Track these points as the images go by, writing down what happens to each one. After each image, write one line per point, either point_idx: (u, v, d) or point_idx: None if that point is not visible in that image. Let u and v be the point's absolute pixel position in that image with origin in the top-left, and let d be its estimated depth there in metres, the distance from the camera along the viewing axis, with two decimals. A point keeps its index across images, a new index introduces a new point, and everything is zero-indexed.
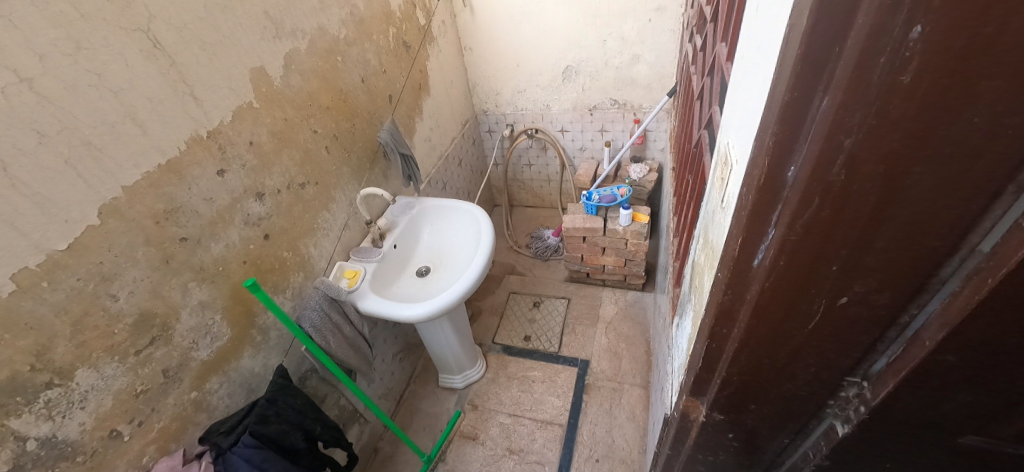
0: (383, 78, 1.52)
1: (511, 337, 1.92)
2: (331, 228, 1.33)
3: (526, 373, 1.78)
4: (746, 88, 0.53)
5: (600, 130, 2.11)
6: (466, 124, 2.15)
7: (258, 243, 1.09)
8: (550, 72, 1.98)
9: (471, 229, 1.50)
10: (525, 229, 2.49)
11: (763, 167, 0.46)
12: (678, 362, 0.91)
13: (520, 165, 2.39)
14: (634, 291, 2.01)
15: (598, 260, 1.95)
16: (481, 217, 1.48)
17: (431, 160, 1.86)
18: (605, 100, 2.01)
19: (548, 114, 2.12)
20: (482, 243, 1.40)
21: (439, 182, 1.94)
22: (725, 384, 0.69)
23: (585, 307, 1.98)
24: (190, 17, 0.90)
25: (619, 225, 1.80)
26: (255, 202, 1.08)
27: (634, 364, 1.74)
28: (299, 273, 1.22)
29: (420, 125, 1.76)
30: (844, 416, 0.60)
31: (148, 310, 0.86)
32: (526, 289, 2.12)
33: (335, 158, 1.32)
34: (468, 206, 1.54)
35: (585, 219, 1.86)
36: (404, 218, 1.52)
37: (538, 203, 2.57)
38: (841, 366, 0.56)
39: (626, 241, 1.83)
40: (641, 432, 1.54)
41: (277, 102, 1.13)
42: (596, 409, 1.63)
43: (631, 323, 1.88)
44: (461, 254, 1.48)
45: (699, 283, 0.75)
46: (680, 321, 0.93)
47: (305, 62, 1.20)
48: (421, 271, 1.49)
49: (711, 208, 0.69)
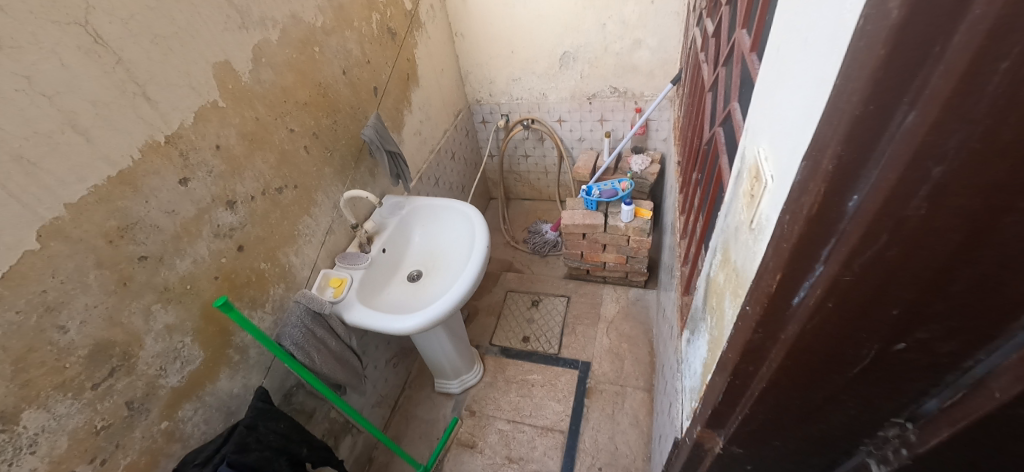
0: (367, 69, 1.41)
1: (509, 338, 1.85)
2: (314, 233, 1.24)
3: (525, 377, 1.71)
4: (787, 91, 0.44)
5: (599, 119, 2.01)
6: (459, 115, 2.04)
7: (231, 256, 1.00)
8: (546, 59, 1.86)
9: (465, 229, 1.41)
10: (523, 223, 2.40)
11: (813, 194, 0.37)
12: (692, 383, 0.83)
13: (516, 157, 2.28)
14: (637, 288, 1.93)
15: (598, 257, 1.87)
16: (475, 217, 1.39)
17: (422, 155, 1.76)
18: (604, 88, 1.90)
19: (545, 103, 2.01)
20: (478, 244, 1.31)
21: (431, 178, 1.84)
22: (748, 422, 0.61)
23: (585, 305, 1.91)
24: (137, 7, 0.80)
25: (620, 222, 1.72)
26: (226, 211, 0.98)
27: (636, 366, 1.67)
28: (279, 284, 1.13)
29: (409, 118, 1.65)
30: (880, 456, 0.53)
31: (105, 339, 0.78)
32: (524, 287, 2.04)
33: (315, 159, 1.22)
34: (461, 205, 1.44)
35: (585, 214, 1.78)
36: (393, 220, 1.44)
37: (535, 196, 2.47)
38: (881, 407, 0.48)
39: (627, 238, 1.74)
40: (645, 438, 1.48)
41: (248, 100, 1.02)
42: (598, 414, 1.57)
43: (633, 322, 1.81)
44: (455, 255, 1.39)
45: (717, 305, 0.68)
46: (693, 338, 0.86)
47: (278, 54, 1.10)
48: (413, 276, 1.40)
49: (736, 224, 0.60)
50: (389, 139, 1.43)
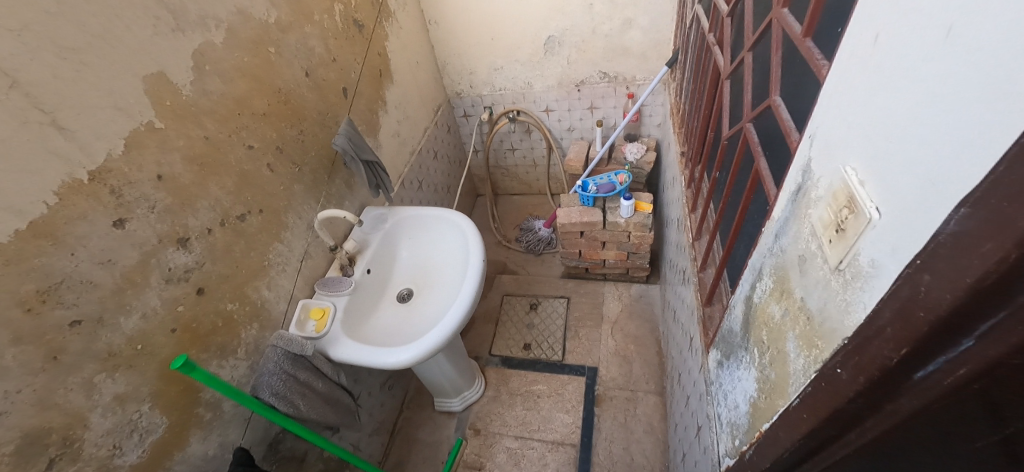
0: (333, 69, 1.25)
1: (509, 346, 1.74)
2: (288, 261, 1.09)
3: (529, 388, 1.61)
4: (907, 102, 0.33)
5: (590, 107, 1.88)
6: (439, 110, 1.88)
7: (191, 302, 0.86)
8: (530, 45, 1.72)
9: (456, 241, 1.28)
10: (513, 220, 2.27)
11: (984, 258, 0.26)
12: (732, 417, 0.74)
13: (502, 151, 2.14)
14: (639, 284, 1.84)
15: (598, 255, 1.76)
16: (467, 227, 1.26)
17: (402, 158, 1.61)
18: (593, 74, 1.77)
19: (531, 93, 1.87)
20: (473, 258, 1.19)
21: (413, 182, 1.69)
22: None
23: (586, 306, 1.81)
24: (32, 14, 0.63)
25: (620, 218, 1.61)
26: (178, 250, 0.83)
27: (646, 369, 1.59)
28: (252, 324, 0.99)
29: (385, 119, 1.50)
30: None
31: (37, 427, 0.64)
32: (521, 290, 1.93)
33: (282, 177, 1.07)
34: (449, 213, 1.31)
35: (582, 211, 1.66)
36: (376, 235, 1.30)
37: (525, 190, 2.34)
38: None
39: (629, 234, 1.64)
40: (661, 446, 1.41)
41: (193, 117, 0.86)
42: (610, 423, 1.49)
43: (638, 321, 1.72)
44: (448, 269, 1.26)
45: (774, 340, 0.57)
46: (730, 364, 0.76)
47: (226, 59, 0.93)
48: (403, 295, 1.26)
49: (803, 252, 0.50)
50: (365, 146, 1.27)
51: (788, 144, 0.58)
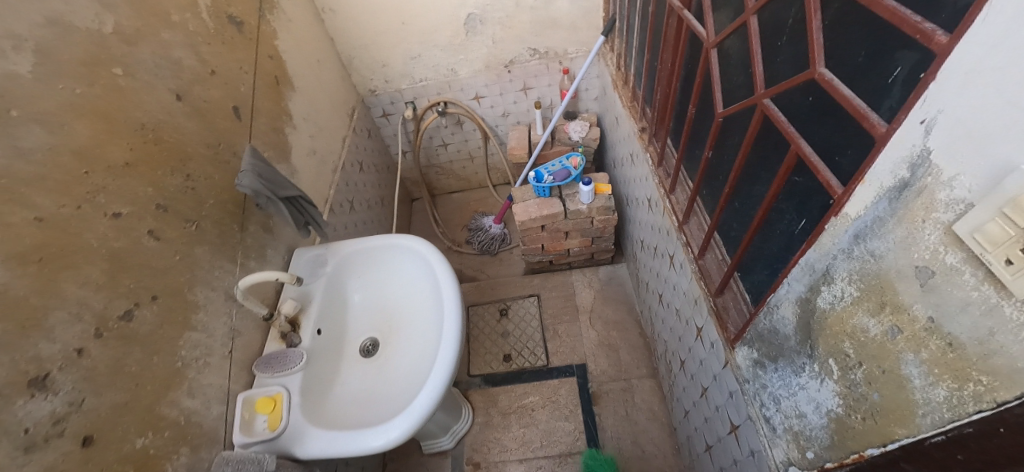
0: (215, 85, 0.95)
1: (488, 362, 1.59)
2: (212, 349, 0.83)
3: (521, 404, 1.48)
4: None
5: (523, 88, 1.72)
6: (354, 114, 1.61)
7: (77, 462, 0.58)
8: (449, 26, 1.51)
9: (418, 269, 1.08)
10: (458, 221, 2.08)
11: None
12: (794, 425, 0.67)
13: (433, 148, 1.93)
14: (605, 266, 1.77)
15: (562, 245, 1.65)
16: (429, 252, 1.07)
17: (324, 179, 1.34)
18: (522, 51, 1.61)
19: (457, 80, 1.67)
20: (445, 290, 1.01)
21: (342, 204, 1.43)
22: None
23: (559, 300, 1.71)
24: None
25: (581, 204, 1.51)
26: (35, 397, 0.55)
27: (633, 353, 1.54)
28: (180, 451, 0.73)
29: (294, 136, 1.22)
30: None
31: None
32: (485, 297, 1.77)
33: (175, 243, 0.79)
34: (401, 239, 1.11)
35: (540, 204, 1.53)
36: (317, 285, 1.05)
37: (463, 186, 2.15)
38: None
39: (592, 219, 1.54)
40: (668, 430, 1.37)
41: (9, 193, 0.57)
42: (612, 419, 1.42)
43: (614, 305, 1.66)
44: (415, 305, 1.07)
45: (873, 356, 0.49)
46: (780, 367, 0.69)
47: (46, 95, 0.63)
48: (368, 349, 1.05)
49: (928, 262, 0.41)
50: (281, 176, 0.97)
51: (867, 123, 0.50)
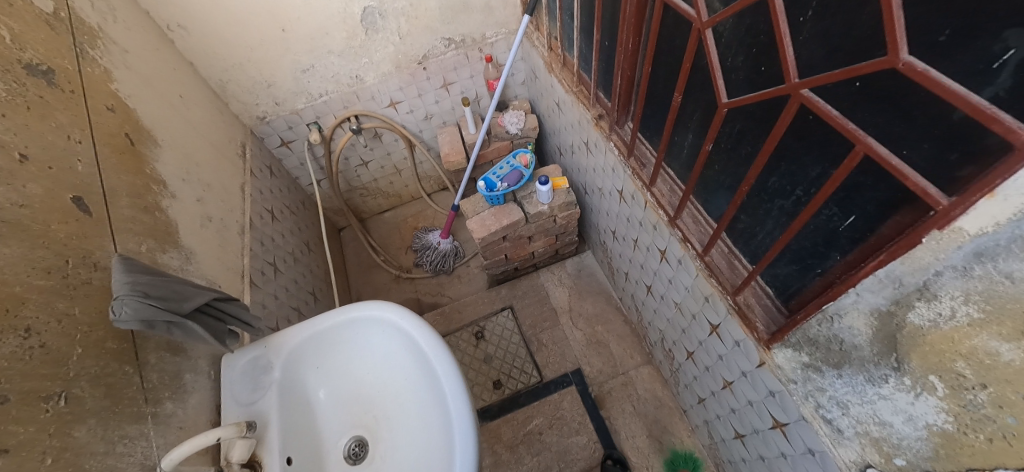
0: (42, 173, 0.66)
1: (479, 395, 1.45)
2: None
3: (527, 430, 1.37)
4: None
5: (443, 85, 1.53)
6: (246, 151, 1.34)
7: None
8: (342, 26, 1.27)
9: (395, 343, 0.89)
10: (398, 243, 1.85)
11: None
12: (872, 430, 0.60)
13: (351, 169, 1.67)
14: (571, 259, 1.68)
15: (526, 250, 1.52)
16: (406, 321, 0.87)
17: (230, 249, 1.06)
18: (435, 43, 1.41)
19: (365, 88, 1.44)
20: (439, 365, 0.83)
21: (261, 272, 1.14)
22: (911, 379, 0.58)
23: (534, 306, 1.59)
24: None
25: (542, 204, 1.37)
26: None
27: (623, 343, 1.49)
28: None
29: (179, 205, 0.94)
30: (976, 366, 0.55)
31: None
32: (455, 323, 1.60)
33: (38, 438, 0.52)
34: (362, 311, 0.89)
35: (496, 213, 1.38)
36: (269, 399, 0.82)
37: (394, 203, 1.91)
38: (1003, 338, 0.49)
39: (554, 217, 1.42)
40: (679, 414, 1.35)
41: None
42: (622, 419, 1.36)
43: (591, 298, 1.58)
44: (403, 385, 0.89)
45: (1008, 381, 0.43)
46: (846, 374, 0.62)
47: None
48: (357, 453, 0.86)
49: None
50: (178, 282, 0.69)
51: (954, 115, 0.41)
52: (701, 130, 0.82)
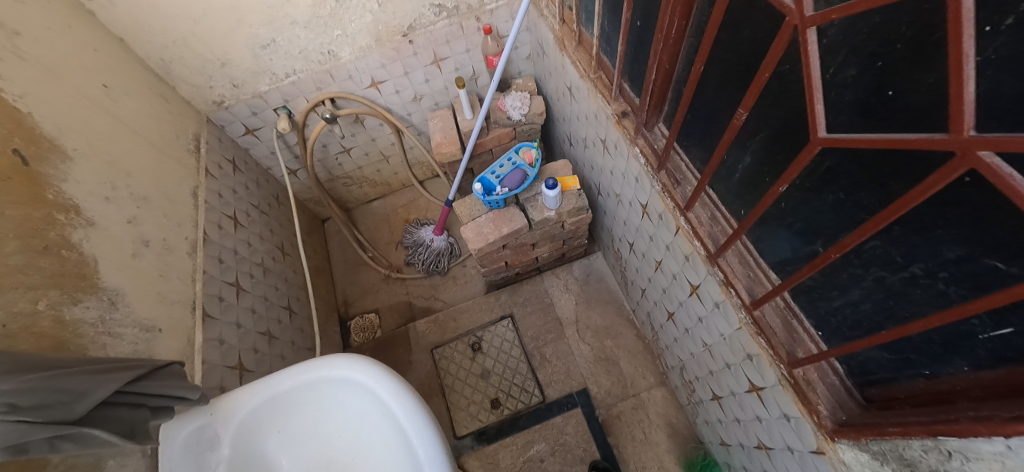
0: None
1: (475, 417, 1.33)
2: None
3: (527, 457, 1.25)
4: None
5: (434, 60, 1.29)
6: (202, 143, 1.14)
7: None
8: None
9: (370, 410, 0.74)
10: (387, 237, 1.67)
11: None
12: None
13: (331, 157, 1.46)
14: (579, 261, 1.50)
15: (529, 256, 1.34)
16: (382, 386, 0.72)
17: (176, 275, 0.89)
18: (423, 10, 1.16)
19: (340, 66, 1.20)
20: (422, 447, 0.68)
21: (219, 297, 0.97)
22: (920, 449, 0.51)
23: (536, 316, 1.43)
24: None
25: (549, 210, 1.17)
26: None
27: (635, 361, 1.34)
28: None
29: (100, 232, 0.76)
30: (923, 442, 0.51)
31: None
32: (449, 332, 1.45)
33: None
34: (325, 367, 0.73)
35: (495, 219, 1.18)
36: None
37: (383, 191, 1.71)
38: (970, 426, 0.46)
39: (562, 223, 1.23)
40: (694, 444, 1.22)
41: None
42: (631, 447, 1.24)
43: (601, 307, 1.42)
44: (378, 453, 0.74)
45: None
46: None
47: None
48: None
49: None
50: (73, 371, 0.53)
51: None
52: (769, 155, 0.60)
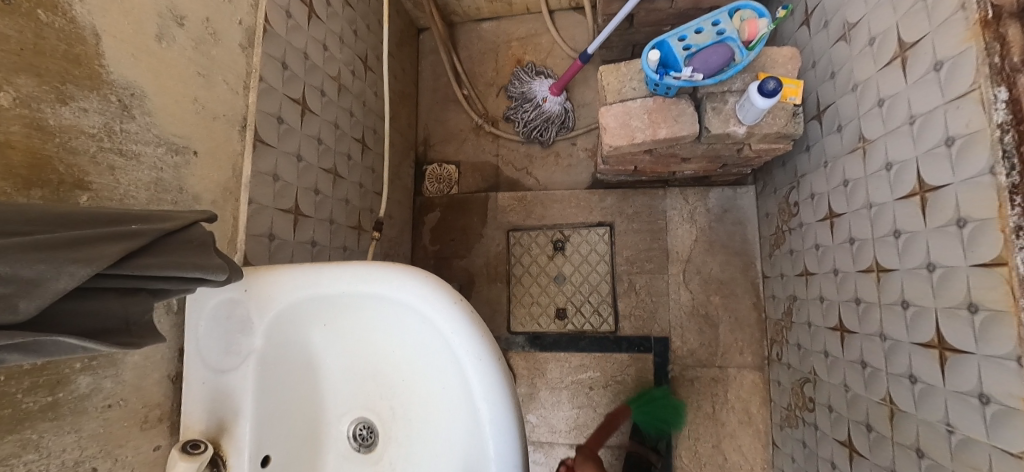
0: None
1: (534, 317, 1.16)
2: None
3: (577, 380, 1.13)
4: None
5: None
6: None
7: None
8: None
9: (437, 351, 0.54)
10: (489, 75, 1.31)
11: None
12: None
13: None
14: (720, 189, 1.13)
15: (669, 169, 0.98)
16: (459, 337, 0.50)
17: (217, 76, 0.64)
18: None
19: None
20: (491, 440, 0.48)
21: (278, 117, 0.75)
22: None
23: (640, 237, 1.15)
24: None
25: (738, 125, 0.77)
26: None
27: (736, 332, 1.09)
28: None
29: None
30: None
31: None
32: (533, 218, 1.20)
33: None
34: (389, 282, 0.53)
35: (655, 111, 0.80)
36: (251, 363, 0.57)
37: (499, 10, 1.28)
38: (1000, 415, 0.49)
39: (741, 146, 0.84)
40: (762, 442, 1.05)
41: None
42: (693, 415, 1.08)
43: (723, 256, 1.12)
44: (432, 388, 0.57)
45: None
46: None
47: None
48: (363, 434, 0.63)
49: None
50: (9, 248, 0.32)
51: None
52: None
